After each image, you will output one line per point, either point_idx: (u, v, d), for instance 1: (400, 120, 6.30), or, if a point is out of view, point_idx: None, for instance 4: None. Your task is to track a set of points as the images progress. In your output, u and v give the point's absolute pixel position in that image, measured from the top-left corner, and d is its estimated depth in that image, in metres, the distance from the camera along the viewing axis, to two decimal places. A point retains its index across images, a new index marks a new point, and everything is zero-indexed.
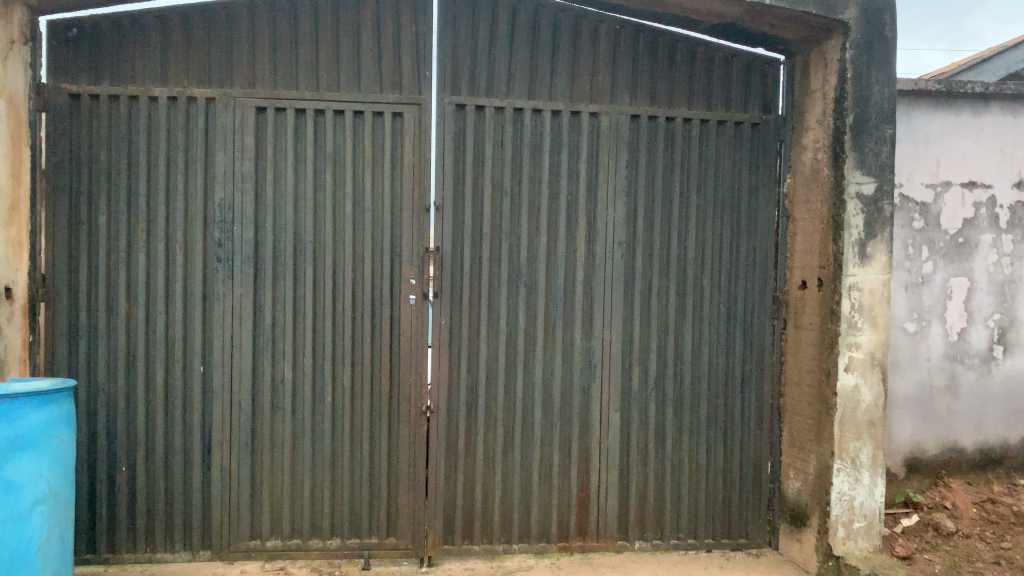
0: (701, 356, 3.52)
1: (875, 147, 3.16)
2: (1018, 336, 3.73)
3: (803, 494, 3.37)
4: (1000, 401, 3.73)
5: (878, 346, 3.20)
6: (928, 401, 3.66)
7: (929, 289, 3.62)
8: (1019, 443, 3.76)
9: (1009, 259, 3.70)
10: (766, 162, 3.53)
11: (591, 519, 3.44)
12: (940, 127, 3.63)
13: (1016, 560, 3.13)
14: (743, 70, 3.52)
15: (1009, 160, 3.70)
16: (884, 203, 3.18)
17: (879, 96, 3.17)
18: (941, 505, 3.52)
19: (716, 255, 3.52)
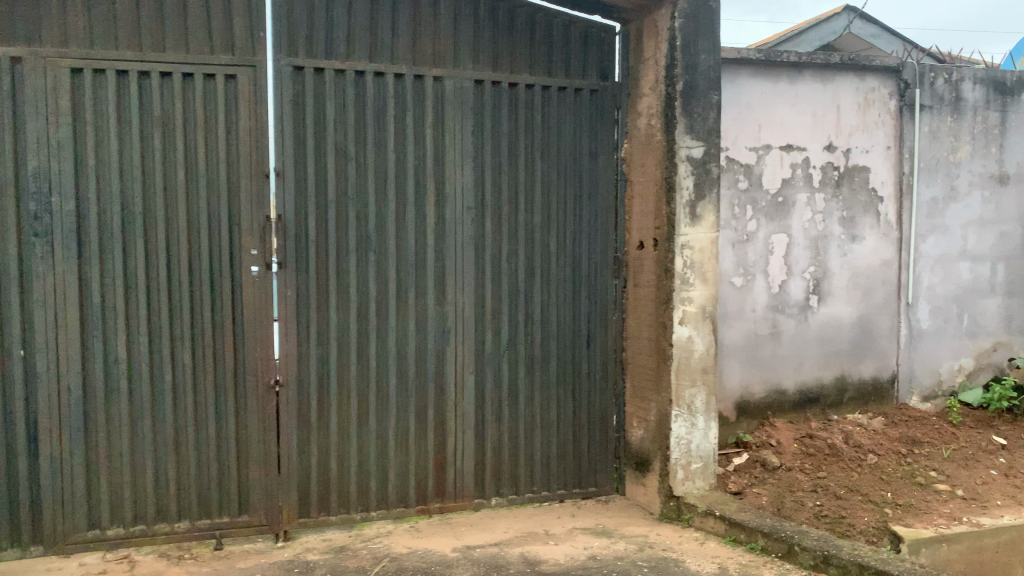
0: (550, 316, 3.64)
1: (702, 113, 3.37)
2: (830, 285, 4.10)
3: (645, 441, 3.58)
4: (817, 345, 4.09)
5: (709, 300, 3.44)
6: (755, 348, 3.97)
7: (753, 245, 3.92)
8: (833, 383, 4.15)
9: (821, 216, 4.05)
10: (604, 128, 3.66)
11: (449, 479, 3.50)
12: (761, 94, 3.90)
13: (830, 487, 3.49)
14: (581, 37, 3.62)
15: (821, 125, 4.02)
16: (711, 165, 3.41)
17: (705, 63, 3.37)
18: (767, 443, 3.85)
19: (560, 217, 3.62)
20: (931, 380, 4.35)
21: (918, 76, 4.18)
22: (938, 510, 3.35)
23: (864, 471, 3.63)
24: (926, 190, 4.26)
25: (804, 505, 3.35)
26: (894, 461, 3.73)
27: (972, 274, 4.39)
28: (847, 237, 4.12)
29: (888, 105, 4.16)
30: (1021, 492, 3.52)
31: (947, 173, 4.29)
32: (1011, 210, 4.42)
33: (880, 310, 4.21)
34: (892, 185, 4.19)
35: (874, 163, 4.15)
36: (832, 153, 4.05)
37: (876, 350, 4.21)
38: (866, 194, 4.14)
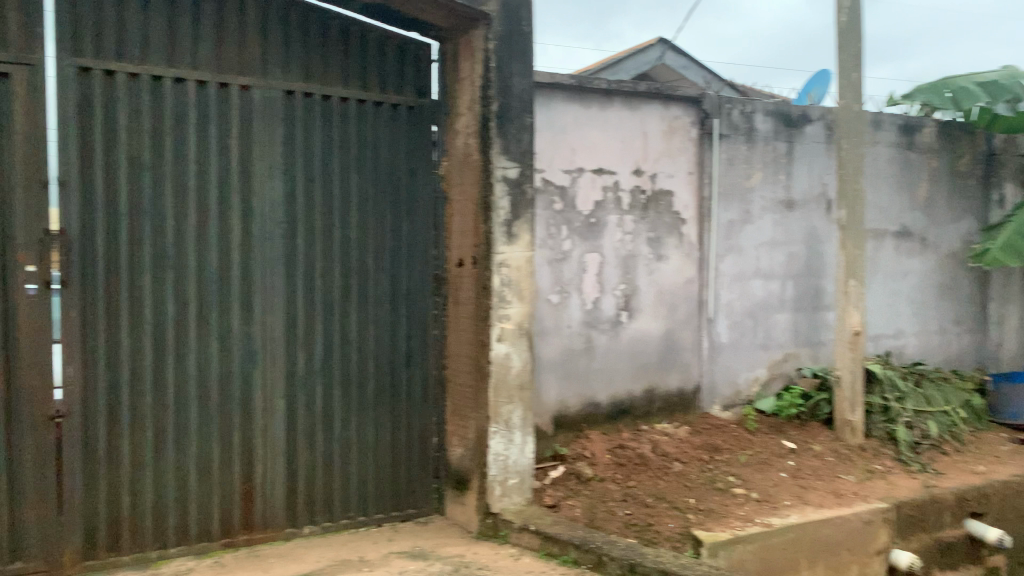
0: (366, 336, 3.55)
1: (517, 134, 3.45)
2: (639, 302, 4.29)
3: (464, 459, 3.57)
4: (628, 358, 4.27)
5: (525, 317, 3.51)
6: (570, 364, 4.08)
7: (568, 264, 4.04)
8: (643, 395, 4.34)
9: (631, 237, 4.25)
10: (422, 145, 3.64)
11: (257, 509, 3.32)
12: (574, 118, 4.03)
13: (639, 496, 3.63)
14: (397, 53, 3.58)
15: (629, 149, 4.22)
16: (526, 186, 3.49)
17: (519, 86, 3.45)
18: (582, 455, 3.95)
19: (378, 234, 3.56)
20: (730, 390, 4.64)
21: (717, 107, 4.48)
22: (735, 513, 3.57)
23: (670, 479, 3.81)
24: (724, 214, 4.57)
25: (615, 515, 3.48)
26: (697, 467, 3.95)
27: (765, 291, 4.74)
28: (654, 257, 4.34)
29: (690, 133, 4.43)
30: (806, 492, 3.83)
31: (743, 198, 4.63)
32: (797, 232, 4.83)
33: (685, 325, 4.46)
34: (694, 208, 4.47)
35: (678, 188, 4.40)
36: (640, 177, 4.26)
37: (681, 363, 4.45)
38: (671, 216, 4.38)
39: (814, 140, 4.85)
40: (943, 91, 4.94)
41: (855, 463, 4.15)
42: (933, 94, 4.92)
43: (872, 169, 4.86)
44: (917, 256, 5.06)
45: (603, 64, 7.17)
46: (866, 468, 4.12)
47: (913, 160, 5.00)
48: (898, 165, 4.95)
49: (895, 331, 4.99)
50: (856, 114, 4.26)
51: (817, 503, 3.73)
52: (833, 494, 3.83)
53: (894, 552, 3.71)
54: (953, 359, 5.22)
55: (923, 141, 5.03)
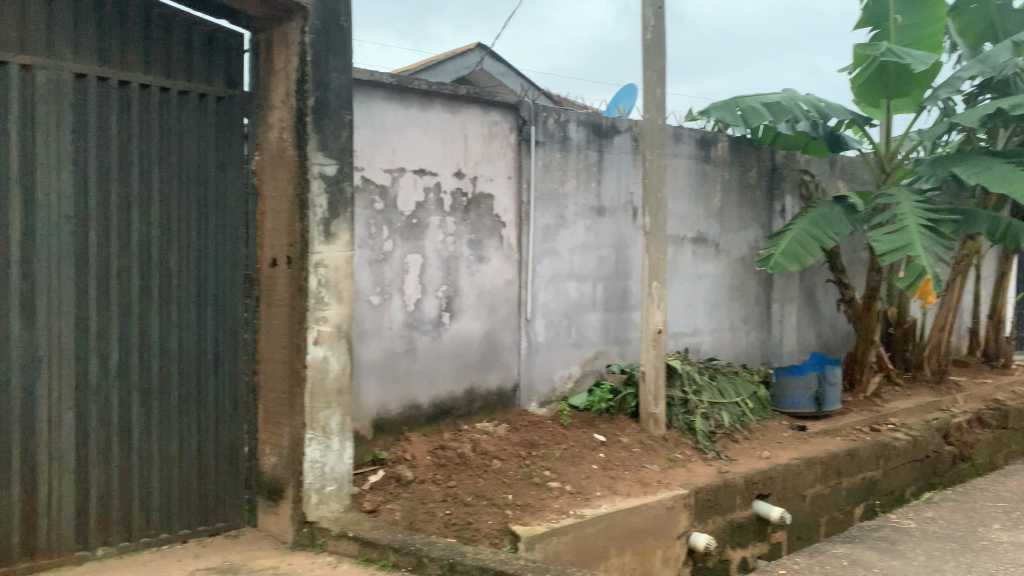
0: (170, 340, 3.32)
1: (334, 131, 3.36)
2: (460, 303, 4.33)
3: (278, 467, 3.43)
4: (448, 359, 4.29)
5: (344, 319, 3.43)
6: (390, 366, 4.03)
7: (388, 265, 4.00)
8: (463, 395, 4.38)
9: (452, 238, 4.28)
10: (232, 139, 3.46)
11: (40, 534, 2.98)
12: (394, 118, 4.00)
13: (460, 495, 3.66)
14: (204, 41, 3.38)
15: (449, 151, 4.25)
16: (344, 184, 3.41)
17: (337, 82, 3.37)
18: (402, 458, 3.92)
19: (183, 232, 3.34)
20: (546, 387, 4.79)
21: (533, 115, 4.62)
22: (550, 506, 3.70)
23: (490, 477, 3.88)
24: (541, 218, 4.71)
25: (435, 516, 3.49)
26: (515, 464, 4.04)
27: (578, 292, 4.94)
28: (474, 259, 4.39)
29: (508, 138, 4.54)
30: (615, 482, 4.03)
31: (558, 203, 4.80)
32: (607, 237, 5.08)
33: (504, 326, 4.56)
34: (512, 211, 4.58)
35: (497, 191, 4.49)
36: (460, 179, 4.30)
37: (500, 363, 4.54)
38: (491, 219, 4.46)
39: (622, 150, 5.12)
40: (734, 108, 5.28)
41: (658, 453, 4.43)
42: (725, 111, 5.25)
43: (673, 178, 5.22)
44: (712, 260, 5.49)
45: (422, 65, 7.18)
46: (668, 457, 4.41)
47: (708, 171, 5.43)
48: (695, 176, 5.35)
49: (693, 329, 5.39)
50: (660, 127, 4.55)
51: (625, 492, 3.94)
52: (640, 483, 4.06)
53: (693, 534, 3.98)
54: (742, 354, 5.72)
55: (717, 155, 5.46)
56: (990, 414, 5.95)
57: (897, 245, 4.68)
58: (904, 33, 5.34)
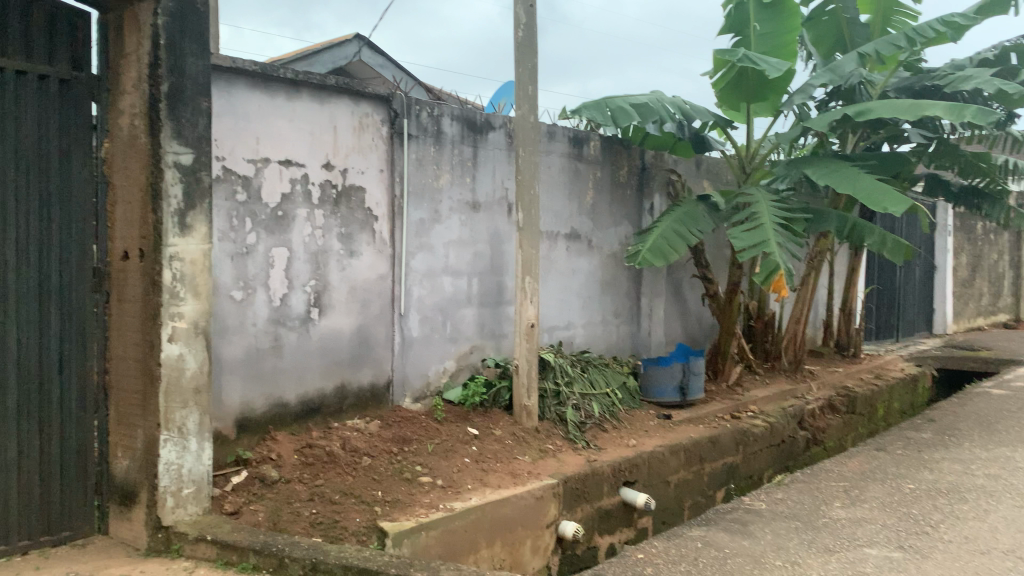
0: (8, 339, 3.08)
1: (191, 119, 3.22)
2: (329, 298, 4.25)
3: (131, 471, 3.27)
4: (317, 355, 4.21)
5: (202, 314, 3.29)
6: (255, 363, 3.92)
7: (252, 258, 3.88)
8: (333, 392, 4.30)
9: (321, 231, 4.19)
10: (78, 124, 3.26)
11: None
12: (259, 107, 3.88)
13: (327, 494, 3.59)
14: (46, 19, 3.17)
15: (317, 142, 4.16)
16: (201, 173, 3.27)
17: (193, 68, 3.23)
18: (267, 458, 3.81)
19: (22, 222, 3.11)
20: (420, 382, 4.77)
21: (405, 108, 4.58)
22: (420, 501, 3.68)
23: (359, 474, 3.83)
24: (414, 212, 4.68)
25: (300, 515, 3.42)
26: (386, 460, 4.00)
27: (453, 287, 4.94)
28: (345, 253, 4.32)
29: (380, 131, 4.48)
30: (487, 475, 4.06)
31: (432, 197, 4.78)
32: (481, 232, 5.10)
33: (375, 321, 4.50)
34: (385, 205, 4.53)
35: (369, 184, 4.43)
36: (330, 171, 4.22)
37: (372, 359, 4.49)
38: (362, 213, 4.39)
39: (496, 146, 5.16)
40: (604, 108, 5.40)
41: (530, 445, 4.49)
42: (595, 111, 5.36)
43: (545, 175, 5.30)
44: (584, 256, 5.62)
45: (293, 55, 7.02)
46: (540, 449, 4.49)
47: (581, 169, 5.55)
48: (568, 173, 5.46)
49: (566, 323, 5.50)
50: (532, 124, 4.61)
51: (495, 484, 3.98)
52: (510, 474, 4.11)
53: (561, 523, 4.06)
54: (613, 347, 5.89)
55: (589, 153, 5.59)
56: (839, 400, 6.38)
57: (754, 242, 4.93)
58: (763, 41, 5.64)
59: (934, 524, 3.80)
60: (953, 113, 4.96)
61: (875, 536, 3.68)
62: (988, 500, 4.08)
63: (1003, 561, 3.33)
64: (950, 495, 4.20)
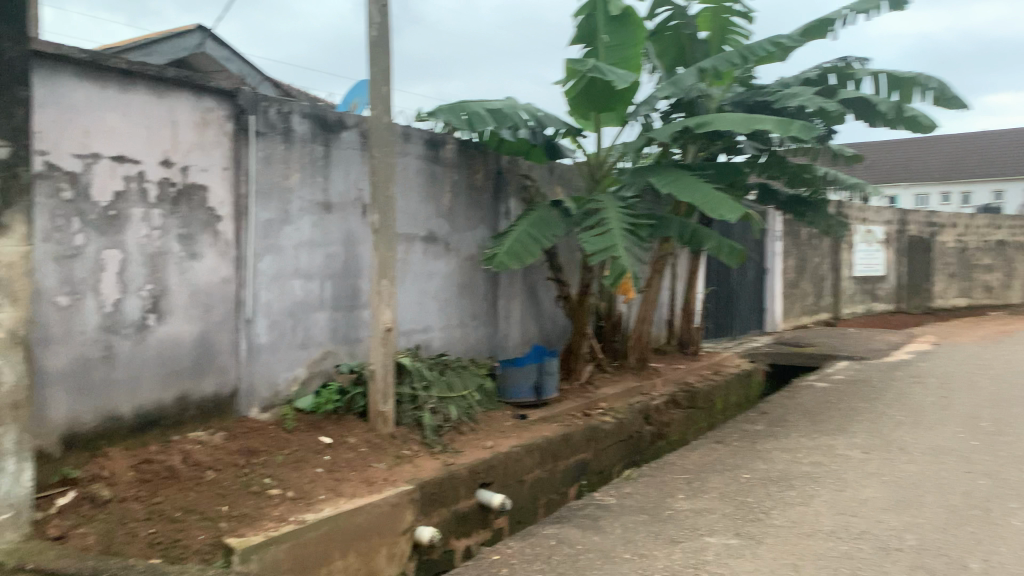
0: None
1: (6, 108, 2.94)
2: (168, 304, 4.00)
3: None
4: (154, 364, 3.95)
5: (20, 323, 3.01)
6: (83, 374, 3.63)
7: (80, 261, 3.59)
8: (172, 403, 4.06)
9: (158, 233, 3.94)
10: None
11: None
12: (87, 98, 3.60)
13: (167, 512, 3.38)
14: None
15: (154, 138, 3.91)
16: (20, 168, 2.99)
17: (9, 53, 2.95)
18: (99, 476, 3.54)
19: None
20: (269, 391, 4.59)
21: (252, 104, 4.39)
22: (269, 514, 3.53)
23: (202, 489, 3.62)
24: (262, 213, 4.49)
25: (137, 537, 3.19)
26: (232, 473, 3.81)
27: (304, 291, 4.78)
28: (185, 255, 4.08)
29: (225, 127, 4.28)
30: (340, 484, 3.96)
31: (281, 198, 4.60)
32: (334, 234, 4.95)
33: (220, 327, 4.29)
34: (230, 205, 4.32)
35: (212, 183, 4.21)
36: (168, 169, 3.98)
37: (216, 367, 4.28)
38: (204, 213, 4.17)
39: (350, 146, 5.03)
40: (459, 112, 5.39)
41: (385, 451, 4.41)
42: (451, 115, 5.34)
43: (401, 176, 5.24)
44: (441, 258, 5.60)
45: (126, 45, 6.56)
46: (396, 454, 4.41)
47: (437, 172, 5.53)
48: (424, 176, 5.42)
49: (422, 326, 5.46)
50: (386, 125, 4.54)
51: (350, 493, 3.88)
52: (365, 482, 4.02)
53: (418, 529, 4.02)
54: (470, 349, 5.91)
55: (445, 156, 5.58)
56: (682, 396, 6.72)
57: (604, 246, 5.10)
58: (611, 53, 5.84)
59: (767, 511, 4.07)
60: (781, 128, 5.34)
61: (715, 525, 3.90)
62: (813, 486, 4.42)
63: (826, 541, 3.62)
64: (780, 482, 4.52)
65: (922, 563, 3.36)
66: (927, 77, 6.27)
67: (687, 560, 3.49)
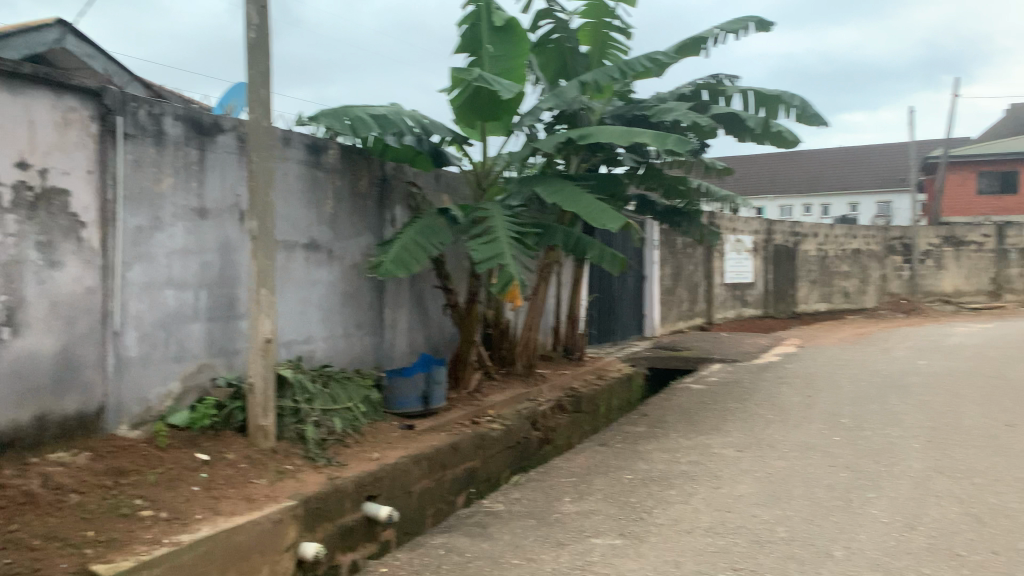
0: None
1: None
2: (24, 316, 3.73)
3: None
4: (8, 380, 3.67)
5: None
6: None
7: None
8: (29, 422, 3.78)
9: (13, 239, 3.67)
10: None
11: None
12: None
13: (25, 540, 3.13)
14: None
15: (7, 138, 3.65)
16: None
17: None
18: None
19: None
20: (139, 407, 4.34)
21: (119, 104, 4.16)
22: (141, 537, 3.34)
23: (65, 513, 3.38)
24: (131, 219, 4.25)
25: None
26: (98, 496, 3.58)
27: (177, 301, 4.55)
28: (44, 263, 3.82)
29: (88, 128, 4.03)
30: (218, 502, 3.79)
31: (152, 203, 4.37)
32: (209, 241, 4.74)
33: (83, 340, 4.03)
34: (95, 210, 4.07)
35: (75, 187, 3.96)
36: (24, 171, 3.72)
37: (80, 383, 4.01)
38: (66, 218, 3.91)
39: (227, 149, 4.84)
40: (342, 117, 5.28)
41: (267, 466, 4.26)
42: (333, 119, 5.22)
43: (281, 182, 5.09)
44: (324, 266, 5.48)
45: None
46: (277, 469, 4.27)
47: (319, 178, 5.41)
48: (305, 182, 5.29)
49: (304, 337, 5.32)
50: (265, 129, 4.40)
51: (229, 511, 3.72)
52: (245, 499, 3.87)
53: (302, 545, 3.89)
54: (354, 359, 5.80)
55: (327, 162, 5.46)
56: (567, 401, 6.84)
57: (490, 254, 5.14)
58: (496, 63, 5.88)
59: (648, 510, 4.20)
60: (658, 141, 5.55)
61: (600, 526, 3.99)
62: (691, 484, 4.60)
63: (704, 537, 3.78)
64: (660, 482, 4.67)
65: (792, 553, 3.55)
66: (790, 95, 6.69)
67: (574, 562, 3.55)
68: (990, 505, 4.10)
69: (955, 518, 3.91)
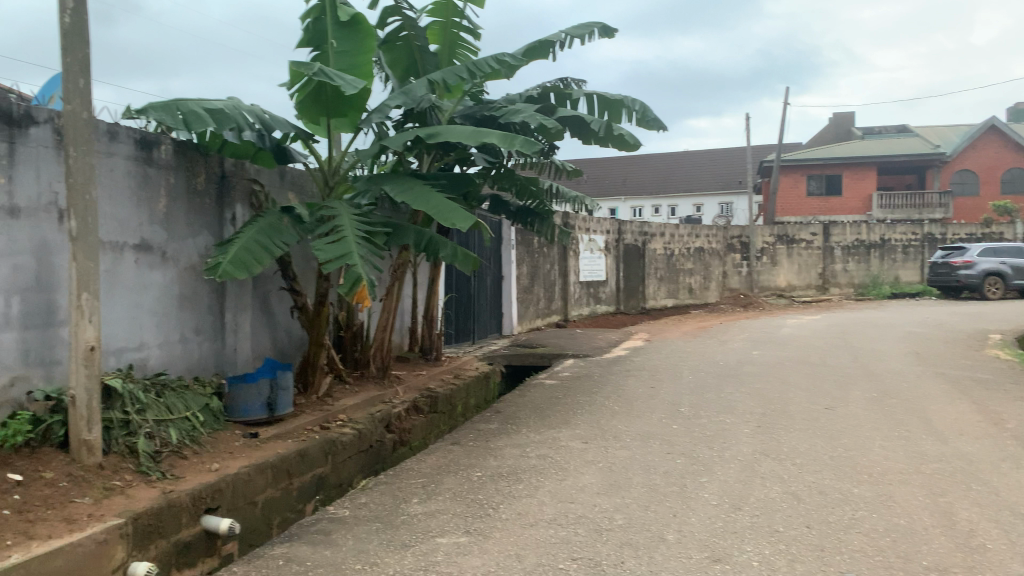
0: None
1: None
2: None
3: None
4: None
5: None
6: None
7: None
8: None
9: None
10: None
11: None
12: None
13: None
14: None
15: None
16: None
17: None
18: None
19: None
20: None
21: None
22: None
23: None
24: None
25: None
26: None
27: None
28: None
29: None
30: (33, 526, 3.49)
31: None
32: (22, 242, 4.36)
33: None
34: None
35: None
36: None
37: None
38: None
39: (41, 143, 4.45)
40: (174, 111, 4.99)
41: (91, 484, 3.96)
42: (165, 113, 4.94)
43: (105, 179, 4.75)
44: (157, 269, 5.17)
45: None
46: (103, 487, 3.98)
47: (150, 175, 5.10)
48: (134, 179, 4.97)
49: (136, 343, 5.00)
50: (84, 122, 4.09)
51: (44, 535, 3.43)
52: (65, 521, 3.58)
53: (130, 566, 3.65)
54: (193, 366, 5.50)
55: (159, 157, 5.16)
56: (422, 401, 6.79)
57: (338, 254, 5.01)
58: (342, 59, 5.76)
59: (494, 506, 4.24)
60: (506, 142, 5.61)
61: (446, 525, 3.99)
62: (538, 477, 4.68)
63: (547, 529, 3.86)
64: (509, 477, 4.73)
65: (628, 539, 3.69)
66: (632, 100, 6.95)
67: (418, 563, 3.53)
68: (808, 483, 4.42)
69: (777, 497, 4.20)
